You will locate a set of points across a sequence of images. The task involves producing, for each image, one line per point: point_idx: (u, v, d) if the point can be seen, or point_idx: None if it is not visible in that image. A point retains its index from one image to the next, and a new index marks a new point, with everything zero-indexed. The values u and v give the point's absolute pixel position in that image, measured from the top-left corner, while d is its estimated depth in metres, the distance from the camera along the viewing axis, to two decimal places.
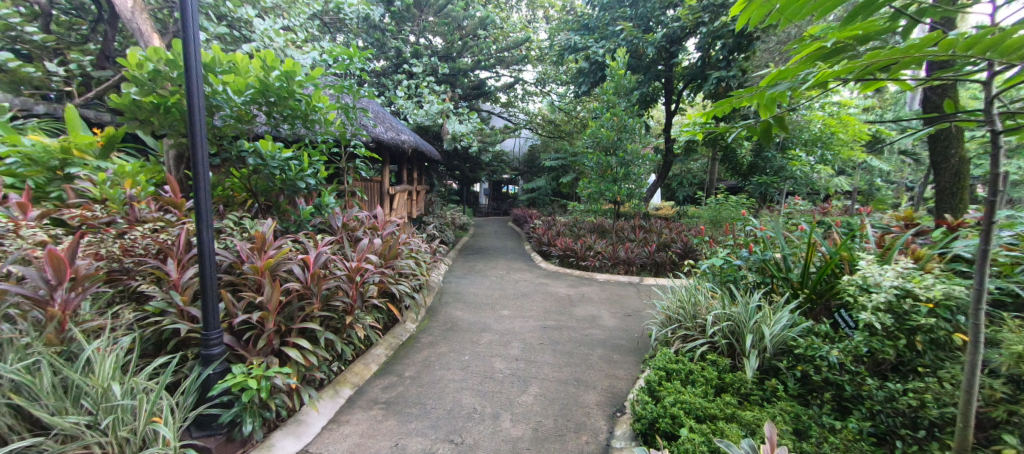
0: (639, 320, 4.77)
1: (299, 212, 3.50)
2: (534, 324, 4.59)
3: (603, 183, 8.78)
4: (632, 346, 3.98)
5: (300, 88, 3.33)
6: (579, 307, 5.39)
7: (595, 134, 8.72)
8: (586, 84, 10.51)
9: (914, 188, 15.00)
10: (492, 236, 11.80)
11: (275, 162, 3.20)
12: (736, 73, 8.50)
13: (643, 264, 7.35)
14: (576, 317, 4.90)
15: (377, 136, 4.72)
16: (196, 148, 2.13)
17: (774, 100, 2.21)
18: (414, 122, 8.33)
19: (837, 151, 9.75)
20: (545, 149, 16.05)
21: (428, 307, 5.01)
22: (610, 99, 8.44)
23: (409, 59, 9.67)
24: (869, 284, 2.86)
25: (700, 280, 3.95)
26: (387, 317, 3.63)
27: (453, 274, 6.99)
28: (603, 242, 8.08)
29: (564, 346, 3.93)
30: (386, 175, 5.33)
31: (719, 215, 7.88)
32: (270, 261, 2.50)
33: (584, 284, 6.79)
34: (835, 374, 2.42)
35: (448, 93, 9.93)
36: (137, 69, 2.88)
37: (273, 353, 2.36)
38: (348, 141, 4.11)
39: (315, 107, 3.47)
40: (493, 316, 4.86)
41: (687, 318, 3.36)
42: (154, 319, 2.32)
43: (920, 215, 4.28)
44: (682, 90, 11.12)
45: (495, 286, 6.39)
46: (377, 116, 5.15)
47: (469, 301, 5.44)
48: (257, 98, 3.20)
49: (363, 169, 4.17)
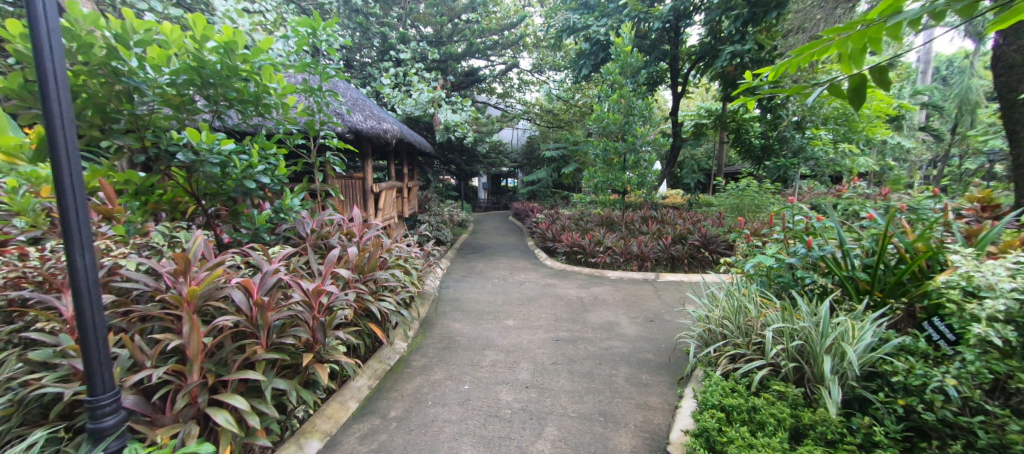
0: (665, 328, 4.15)
1: (254, 217, 2.84)
2: (544, 337, 3.97)
3: (610, 172, 8.14)
4: (663, 362, 3.37)
5: (247, 66, 2.71)
6: (593, 311, 4.79)
7: (600, 119, 8.04)
8: (587, 67, 9.85)
9: (931, 166, 14.43)
10: (492, 233, 11.16)
11: (214, 158, 2.47)
12: (751, 46, 7.91)
13: (658, 258, 6.77)
14: (591, 326, 4.28)
15: (354, 125, 4.06)
16: (57, 132, 1.44)
17: (881, 33, 1.63)
18: (403, 113, 7.69)
19: (859, 128, 9.27)
20: (544, 139, 15.36)
21: (422, 320, 4.38)
22: (616, 79, 7.73)
23: (395, 44, 8.80)
24: (978, 287, 2.22)
25: (741, 283, 3.31)
26: (369, 340, 3.01)
27: (451, 277, 6.36)
28: (612, 236, 7.46)
29: (582, 365, 3.31)
30: (368, 170, 4.65)
31: (741, 203, 7.26)
32: (195, 289, 1.85)
33: (595, 283, 6.18)
34: (956, 413, 1.85)
35: (440, 81, 9.20)
36: (20, 40, 2.20)
37: (198, 416, 1.74)
38: (317, 132, 3.48)
39: (268, 88, 2.83)
40: (496, 327, 4.24)
41: (737, 331, 2.73)
42: (31, 377, 1.68)
43: (997, 196, 3.62)
44: (688, 70, 10.48)
45: (498, 290, 5.76)
46: (355, 102, 4.49)
47: (470, 310, 4.82)
48: (193, 79, 2.55)
49: (337, 164, 3.53)
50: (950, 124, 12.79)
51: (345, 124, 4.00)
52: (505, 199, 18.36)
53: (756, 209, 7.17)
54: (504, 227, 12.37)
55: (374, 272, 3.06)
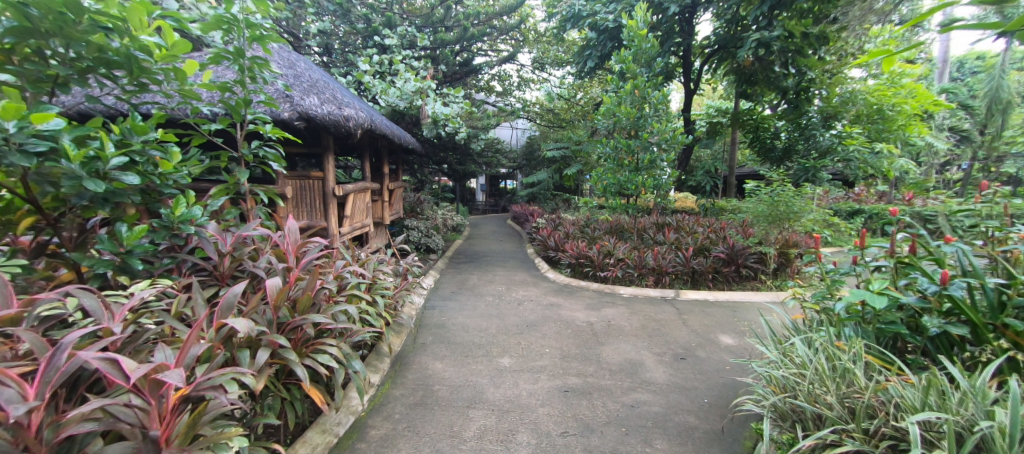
0: (702, 374, 3.24)
1: (119, 236, 1.86)
2: (550, 386, 3.07)
3: (621, 173, 7.25)
4: (711, 433, 2.46)
5: (103, 6, 1.76)
6: (608, 344, 3.89)
7: (610, 113, 7.17)
8: (593, 59, 9.01)
9: (958, 169, 13.63)
10: (489, 239, 10.25)
11: (33, 144, 1.53)
12: (780, 33, 7.08)
13: (678, 273, 5.86)
14: (608, 367, 3.38)
15: (303, 112, 3.15)
16: None
17: None
18: (386, 105, 6.80)
19: (896, 126, 8.77)
20: (544, 139, 14.47)
21: (394, 359, 3.47)
22: (630, 67, 6.80)
23: (380, 29, 7.83)
24: None
25: (827, 327, 2.37)
26: (297, 407, 2.10)
27: (438, 295, 5.46)
28: (624, 246, 6.54)
29: (603, 439, 2.42)
30: (329, 170, 3.71)
31: (774, 211, 6.35)
32: None
33: (607, 303, 5.28)
34: None
35: (431, 70, 8.23)
36: None
37: None
38: (241, 115, 2.58)
39: (143, 42, 1.90)
40: (488, 370, 3.32)
41: (844, 413, 1.83)
42: None
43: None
44: (701, 65, 9.67)
45: (492, 311, 4.86)
46: (313, 85, 3.60)
47: (457, 341, 3.90)
48: (19, 25, 1.63)
49: (271, 158, 2.62)
50: (981, 125, 11.96)
51: (294, 108, 3.13)
52: (504, 202, 17.55)
53: (793, 218, 6.28)
54: (502, 232, 11.48)
55: (307, 313, 2.14)
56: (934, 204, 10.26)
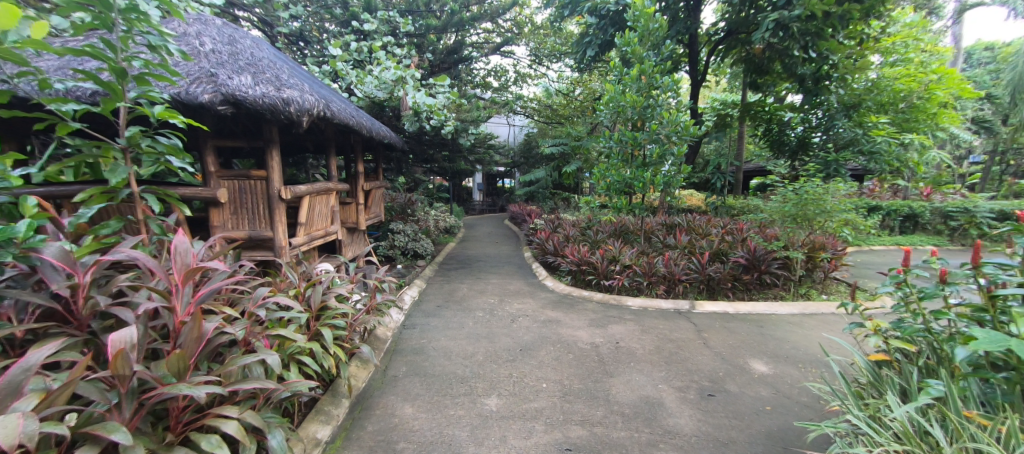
0: (740, 421, 2.56)
1: None
2: (547, 441, 2.38)
3: (625, 169, 6.55)
4: None
5: None
6: (618, 375, 3.20)
7: (614, 102, 6.41)
8: (593, 47, 8.29)
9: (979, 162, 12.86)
10: (484, 241, 9.55)
11: None
12: (802, 12, 6.30)
13: (693, 281, 5.16)
14: (620, 410, 2.69)
15: (230, 94, 2.54)
16: None
17: None
18: (362, 97, 6.09)
19: (924, 115, 8.17)
20: (542, 135, 13.76)
21: (355, 401, 2.79)
22: (635, 50, 6.09)
23: (359, 13, 7.14)
24: None
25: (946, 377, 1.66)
26: None
27: (420, 309, 4.78)
28: (631, 250, 5.84)
29: None
30: (275, 167, 3.03)
31: (804, 210, 5.60)
32: None
33: (613, 317, 4.60)
34: None
35: (415, 58, 7.51)
36: None
37: None
38: (128, 96, 1.94)
39: None
40: (470, 417, 2.64)
41: None
42: None
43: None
44: (709, 54, 8.95)
45: (480, 330, 4.17)
46: (254, 63, 2.97)
47: (435, 373, 3.22)
48: None
49: (160, 148, 1.95)
50: (1003, 115, 11.23)
51: (216, 89, 2.53)
52: (501, 201, 16.82)
53: (815, 220, 5.68)
54: (498, 233, 10.75)
55: (186, 374, 1.48)
56: (958, 199, 9.56)
